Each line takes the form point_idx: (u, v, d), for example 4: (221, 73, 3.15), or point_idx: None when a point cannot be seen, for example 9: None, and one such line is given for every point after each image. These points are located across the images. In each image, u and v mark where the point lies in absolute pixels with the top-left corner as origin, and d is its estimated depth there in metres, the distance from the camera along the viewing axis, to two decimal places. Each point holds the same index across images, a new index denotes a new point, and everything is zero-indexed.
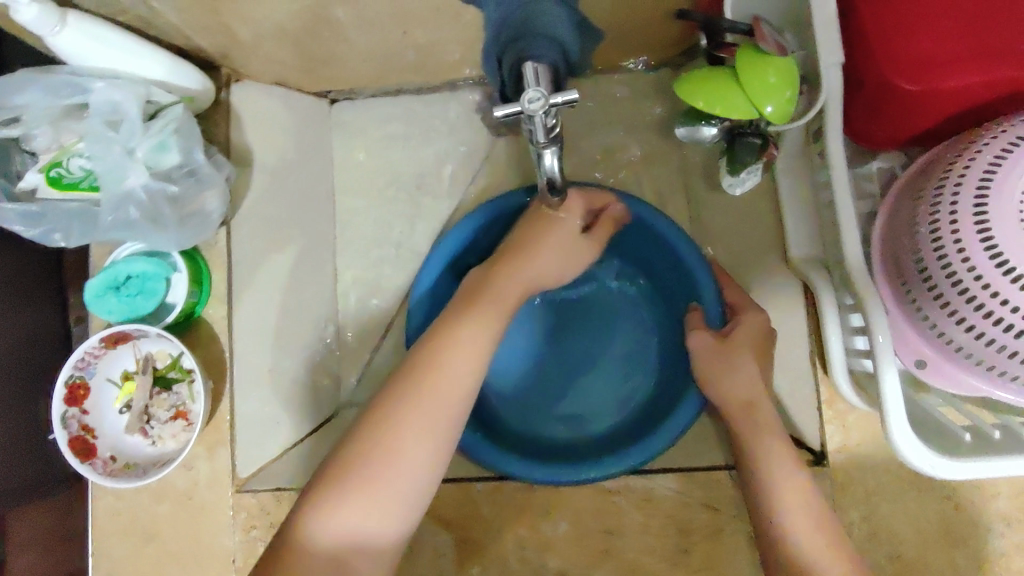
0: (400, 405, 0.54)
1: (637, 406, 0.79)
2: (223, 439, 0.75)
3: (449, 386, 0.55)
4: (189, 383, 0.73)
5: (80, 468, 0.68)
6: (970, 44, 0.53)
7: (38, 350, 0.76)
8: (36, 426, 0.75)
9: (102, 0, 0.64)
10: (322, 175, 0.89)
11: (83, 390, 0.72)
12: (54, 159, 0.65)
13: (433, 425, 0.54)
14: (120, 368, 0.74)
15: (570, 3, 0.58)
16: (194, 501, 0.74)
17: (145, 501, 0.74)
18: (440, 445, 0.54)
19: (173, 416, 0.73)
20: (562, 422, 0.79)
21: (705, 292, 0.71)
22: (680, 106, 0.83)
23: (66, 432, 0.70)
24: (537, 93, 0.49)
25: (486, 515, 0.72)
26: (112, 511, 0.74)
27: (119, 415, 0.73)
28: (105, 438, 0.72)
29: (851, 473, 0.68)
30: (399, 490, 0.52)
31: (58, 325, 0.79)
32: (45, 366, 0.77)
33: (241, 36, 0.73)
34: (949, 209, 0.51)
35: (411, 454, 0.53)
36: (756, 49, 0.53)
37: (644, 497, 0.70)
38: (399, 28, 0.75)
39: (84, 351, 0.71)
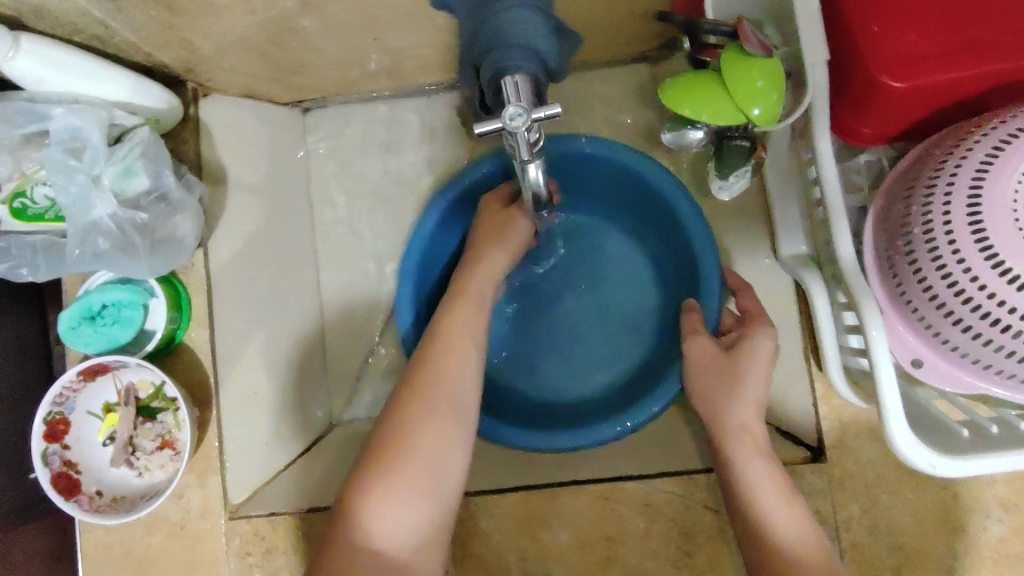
0: (413, 415, 0.56)
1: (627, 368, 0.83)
2: (212, 466, 0.72)
3: (448, 376, 0.58)
4: (174, 411, 0.71)
5: (65, 505, 0.66)
6: (955, 39, 0.53)
7: (16, 372, 0.73)
8: (19, 463, 0.73)
9: (55, 21, 0.60)
10: (299, 187, 0.87)
11: (64, 425, 0.70)
12: (19, 188, 0.63)
13: (443, 409, 0.57)
14: (102, 399, 0.72)
15: (546, 8, 0.56)
16: (187, 531, 0.72)
17: (137, 534, 0.72)
18: (454, 420, 0.57)
19: (159, 445, 0.71)
20: (567, 375, 0.84)
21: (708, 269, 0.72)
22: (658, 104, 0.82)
23: (48, 469, 0.68)
24: (518, 109, 0.48)
25: (486, 530, 0.71)
26: (104, 545, 0.72)
27: (104, 448, 0.71)
28: (89, 472, 0.70)
29: (849, 467, 0.68)
30: (430, 470, 0.54)
31: (40, 348, 0.76)
32: (27, 389, 0.74)
33: (204, 50, 0.70)
34: (941, 209, 0.50)
35: (428, 439, 0.55)
36: (741, 52, 0.53)
37: (644, 502, 0.69)
38: (369, 34, 0.73)
39: (62, 386, 0.69)
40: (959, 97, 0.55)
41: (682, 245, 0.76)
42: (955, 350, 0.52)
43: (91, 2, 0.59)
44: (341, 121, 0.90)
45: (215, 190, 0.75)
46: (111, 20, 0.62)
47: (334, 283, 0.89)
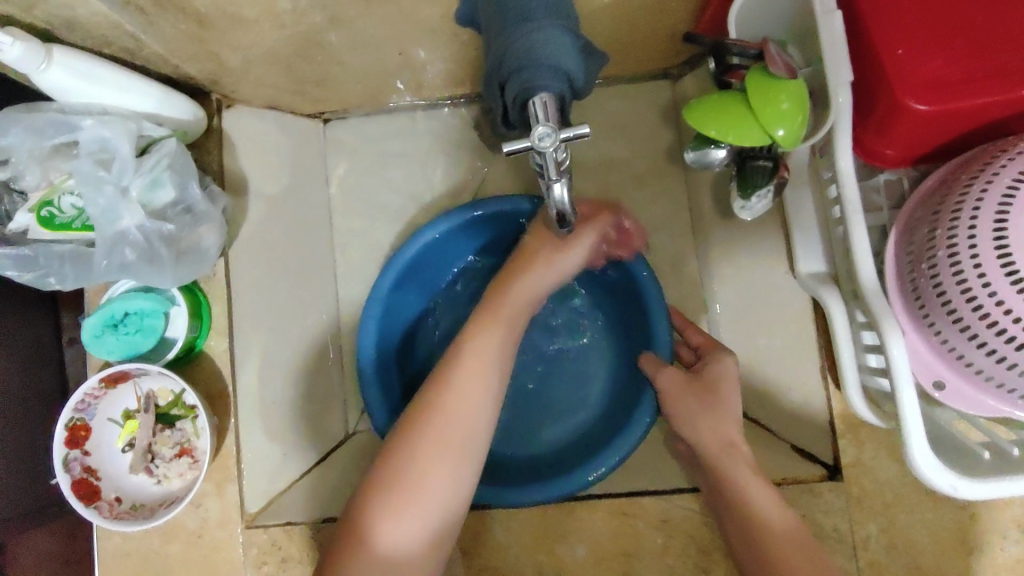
0: (433, 433, 0.57)
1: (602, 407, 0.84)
2: (231, 475, 0.72)
3: (479, 362, 0.61)
4: (193, 420, 0.72)
5: (86, 513, 0.67)
6: (981, 65, 0.53)
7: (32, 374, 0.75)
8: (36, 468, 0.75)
9: (87, 34, 0.61)
10: (318, 198, 0.89)
11: (85, 431, 0.70)
12: (45, 197, 0.63)
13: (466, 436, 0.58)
14: (122, 407, 0.72)
15: (573, 29, 0.57)
16: (204, 539, 0.72)
17: (155, 542, 0.73)
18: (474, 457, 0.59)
19: (177, 454, 0.72)
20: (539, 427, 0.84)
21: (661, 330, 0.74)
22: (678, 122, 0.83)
23: (68, 476, 0.68)
24: (547, 129, 0.48)
25: (502, 543, 0.71)
26: (120, 552, 0.73)
27: (123, 454, 0.72)
28: (109, 479, 0.71)
29: (867, 486, 0.68)
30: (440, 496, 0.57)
31: (52, 351, 0.78)
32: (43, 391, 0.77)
33: (231, 62, 0.71)
34: (967, 232, 0.50)
35: (438, 466, 0.57)
36: (766, 73, 0.53)
37: (663, 519, 0.70)
38: (395, 49, 0.73)
39: (85, 392, 0.69)
40: (983, 121, 0.56)
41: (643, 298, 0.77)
42: (978, 372, 0.52)
43: (124, 17, 0.59)
44: (362, 132, 0.91)
45: (238, 200, 0.76)
46: (142, 33, 0.62)
47: (352, 292, 0.90)
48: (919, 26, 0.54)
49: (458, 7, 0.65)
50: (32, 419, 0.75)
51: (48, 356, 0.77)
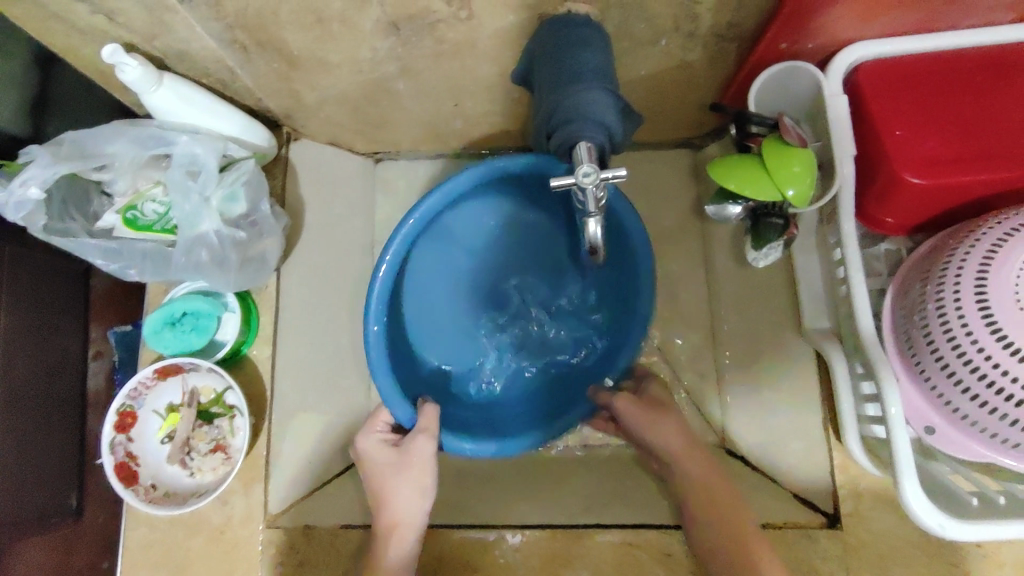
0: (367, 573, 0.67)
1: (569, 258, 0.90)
2: (259, 475, 0.77)
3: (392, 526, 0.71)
4: (231, 418, 0.77)
5: (125, 494, 0.71)
6: (970, 149, 0.62)
7: (57, 382, 0.94)
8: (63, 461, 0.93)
9: (191, 64, 0.71)
10: (364, 229, 0.97)
11: (132, 419, 0.75)
12: (131, 202, 0.71)
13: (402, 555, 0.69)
14: (166, 400, 0.78)
15: (615, 92, 0.65)
16: (227, 535, 0.75)
17: (179, 534, 0.76)
18: None
19: (212, 449, 0.77)
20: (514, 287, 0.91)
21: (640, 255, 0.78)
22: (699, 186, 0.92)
23: (112, 458, 0.73)
24: (591, 169, 0.55)
25: (510, 562, 0.74)
26: (145, 540, 0.76)
27: (162, 446, 0.76)
28: (147, 466, 0.75)
29: (863, 538, 0.71)
30: None
31: (78, 356, 0.98)
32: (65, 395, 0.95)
33: (306, 100, 0.80)
34: (953, 291, 0.56)
35: None
36: (781, 141, 0.61)
37: (662, 552, 0.73)
38: (450, 100, 0.83)
39: (137, 381, 0.75)
40: (973, 197, 0.64)
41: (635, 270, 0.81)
42: (965, 418, 0.57)
43: (228, 53, 0.69)
44: (408, 173, 1.00)
45: (295, 221, 0.84)
46: (238, 68, 0.72)
47: None
48: (915, 113, 0.63)
49: (512, 68, 0.74)
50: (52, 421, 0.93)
51: (75, 364, 0.98)
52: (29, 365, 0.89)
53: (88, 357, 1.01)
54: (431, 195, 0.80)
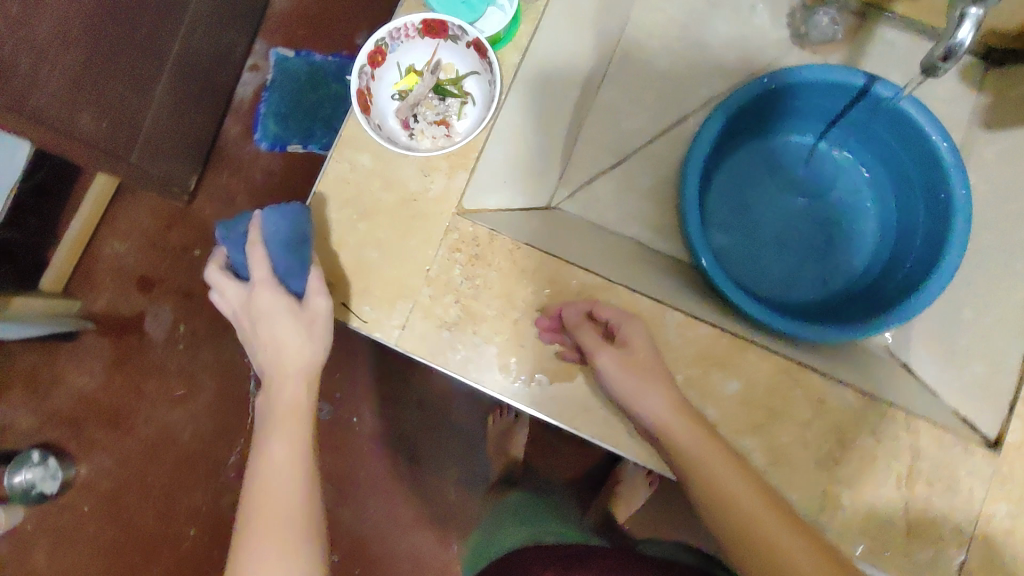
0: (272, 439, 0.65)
1: (856, 203, 0.94)
2: (467, 166, 0.76)
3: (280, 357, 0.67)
4: (462, 103, 0.79)
5: (365, 122, 0.72)
6: None
7: (223, 64, 1.41)
8: (192, 135, 1.39)
9: None
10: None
11: (380, 58, 0.74)
12: None
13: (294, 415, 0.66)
14: (411, 58, 0.77)
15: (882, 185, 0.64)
16: (418, 206, 0.76)
17: (375, 185, 0.76)
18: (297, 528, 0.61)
19: (437, 121, 0.79)
20: (838, 213, 0.94)
21: (957, 221, 0.76)
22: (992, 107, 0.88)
23: (359, 83, 0.73)
24: None
25: (670, 342, 0.73)
26: (340, 178, 0.76)
27: (393, 98, 0.77)
28: (376, 109, 0.76)
29: (1016, 469, 0.71)
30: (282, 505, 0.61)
31: (237, 40, 1.43)
32: (215, 72, 1.38)
33: None
34: None
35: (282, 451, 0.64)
36: None
37: (819, 398, 0.72)
38: None
39: (403, 24, 0.73)
40: None
41: (936, 195, 0.81)
42: None
43: None
44: None
45: None
46: None
47: (613, 93, 0.92)
48: None
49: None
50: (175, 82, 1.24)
51: (232, 58, 1.43)
52: (208, 30, 1.29)
53: (250, 69, 1.53)
54: (741, 200, 0.95)
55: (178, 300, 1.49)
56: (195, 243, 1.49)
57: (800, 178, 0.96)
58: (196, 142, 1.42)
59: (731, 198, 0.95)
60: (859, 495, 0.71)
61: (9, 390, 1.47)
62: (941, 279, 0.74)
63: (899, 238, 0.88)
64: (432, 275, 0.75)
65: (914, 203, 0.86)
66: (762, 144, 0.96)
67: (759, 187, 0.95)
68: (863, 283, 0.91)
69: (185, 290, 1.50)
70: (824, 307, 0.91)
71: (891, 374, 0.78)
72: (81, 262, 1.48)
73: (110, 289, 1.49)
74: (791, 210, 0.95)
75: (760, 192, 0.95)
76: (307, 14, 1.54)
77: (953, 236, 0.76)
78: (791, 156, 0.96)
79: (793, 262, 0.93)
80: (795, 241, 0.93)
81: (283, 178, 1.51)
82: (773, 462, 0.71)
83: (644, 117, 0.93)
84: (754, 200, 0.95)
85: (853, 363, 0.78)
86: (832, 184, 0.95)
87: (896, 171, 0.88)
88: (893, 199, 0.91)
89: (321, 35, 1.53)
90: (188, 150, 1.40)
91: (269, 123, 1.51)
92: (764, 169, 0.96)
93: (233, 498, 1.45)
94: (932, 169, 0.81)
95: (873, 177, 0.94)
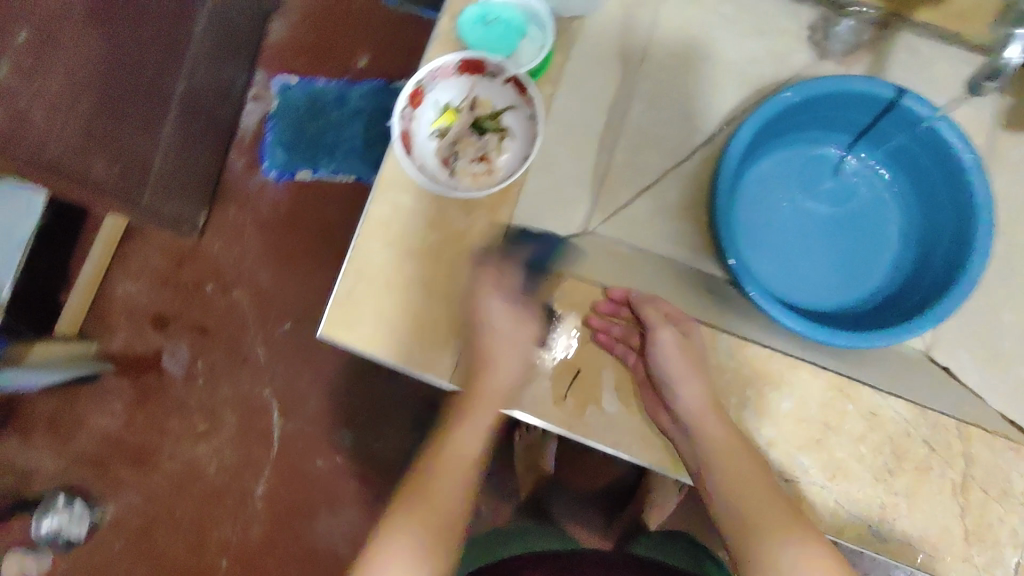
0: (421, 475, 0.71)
1: (877, 205, 0.96)
2: (509, 201, 0.77)
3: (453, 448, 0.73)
4: (502, 138, 0.78)
5: (406, 163, 0.73)
6: None
7: (227, 98, 1.40)
8: (200, 171, 1.37)
9: None
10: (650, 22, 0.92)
11: (419, 99, 0.76)
12: None
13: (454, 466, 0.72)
14: (448, 96, 0.78)
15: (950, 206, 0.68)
16: (463, 243, 0.76)
17: (418, 225, 0.76)
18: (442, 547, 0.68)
19: (478, 159, 0.78)
20: (861, 216, 0.96)
21: (982, 229, 0.78)
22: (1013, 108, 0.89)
23: (398, 125, 0.74)
24: None
25: (721, 364, 0.75)
26: (381, 219, 0.75)
27: (432, 137, 0.78)
28: (416, 148, 0.77)
29: None
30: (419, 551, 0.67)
31: (240, 73, 1.43)
32: (219, 107, 1.38)
33: None
34: None
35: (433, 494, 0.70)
36: None
37: (871, 411, 0.74)
38: None
39: (439, 64, 0.74)
40: None
41: (960, 201, 0.83)
42: None
43: None
44: None
45: None
46: None
47: (640, 115, 0.93)
48: None
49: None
50: (183, 119, 1.24)
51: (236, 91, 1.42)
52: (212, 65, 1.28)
53: (252, 97, 1.49)
54: (768, 210, 0.95)
55: (191, 336, 1.45)
56: (207, 277, 1.46)
57: (823, 183, 0.97)
58: (203, 178, 1.41)
59: (758, 208, 0.95)
60: (919, 507, 0.72)
61: (29, 436, 1.45)
62: (968, 283, 0.77)
63: (924, 240, 0.91)
64: (482, 311, 0.75)
65: (937, 207, 0.89)
66: (786, 152, 0.96)
67: (784, 194, 0.96)
68: (890, 283, 0.93)
69: (202, 325, 1.46)
70: (850, 313, 0.93)
71: (929, 377, 0.81)
72: (97, 304, 1.46)
73: (124, 326, 1.46)
74: (816, 216, 0.96)
75: (785, 200, 0.96)
76: (306, 41, 1.50)
77: (978, 242, 0.78)
78: (814, 161, 0.97)
79: (821, 267, 0.94)
80: (822, 246, 0.95)
81: (296, 207, 1.47)
82: (831, 477, 0.72)
83: (671, 137, 0.94)
84: (781, 208, 0.96)
85: (892, 368, 0.81)
86: (854, 188, 0.97)
87: (918, 175, 0.91)
88: (915, 200, 0.94)
89: (324, 60, 1.49)
90: (196, 187, 1.38)
91: (275, 151, 1.48)
92: (789, 176, 0.97)
93: (262, 531, 1.43)
94: (955, 176, 0.83)
95: (894, 180, 0.96)
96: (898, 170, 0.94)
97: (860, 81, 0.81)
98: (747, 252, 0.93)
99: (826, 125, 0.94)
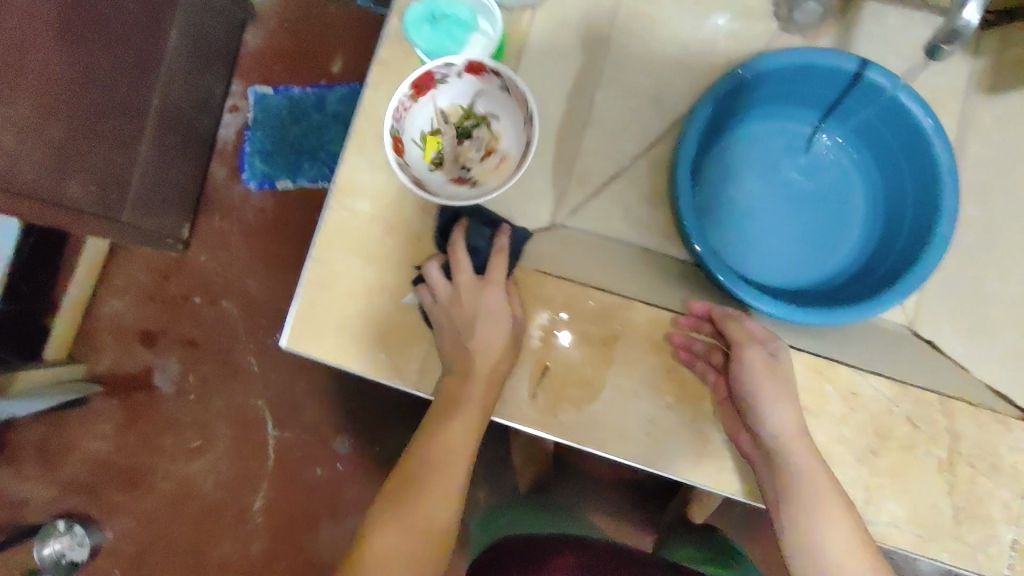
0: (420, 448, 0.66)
1: (844, 180, 0.94)
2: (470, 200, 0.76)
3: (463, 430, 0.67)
4: (489, 125, 0.76)
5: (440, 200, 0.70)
6: None
7: (206, 111, 1.39)
8: (182, 186, 1.37)
9: None
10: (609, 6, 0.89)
11: (400, 144, 0.73)
12: None
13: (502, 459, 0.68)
14: (419, 125, 0.75)
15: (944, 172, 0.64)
16: (425, 245, 0.75)
17: (379, 229, 0.75)
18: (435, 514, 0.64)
19: (485, 156, 0.77)
20: (827, 192, 0.94)
21: (947, 195, 0.76)
22: (991, 69, 0.85)
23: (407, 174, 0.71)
24: None
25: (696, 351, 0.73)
26: (342, 225, 0.75)
27: (434, 170, 0.76)
28: (435, 189, 0.74)
29: None
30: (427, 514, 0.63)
31: (218, 85, 1.42)
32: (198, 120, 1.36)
33: None
34: None
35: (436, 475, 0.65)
36: None
37: (852, 392, 0.71)
38: None
39: (398, 103, 0.71)
40: None
41: (923, 170, 0.81)
42: None
43: None
44: None
45: None
46: None
47: (605, 103, 0.91)
48: None
49: None
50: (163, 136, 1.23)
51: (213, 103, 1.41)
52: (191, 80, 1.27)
53: (228, 109, 1.47)
54: (734, 189, 0.93)
55: (179, 351, 1.45)
56: (193, 291, 1.45)
57: (789, 159, 0.95)
58: (187, 194, 1.40)
59: (723, 187, 0.93)
60: (905, 486, 0.70)
61: (26, 460, 1.46)
62: (934, 256, 0.75)
63: (890, 212, 0.89)
64: None
65: (901, 179, 0.86)
66: (750, 129, 0.94)
67: (750, 172, 0.94)
68: (858, 259, 0.91)
69: (189, 339, 1.45)
70: (820, 289, 0.90)
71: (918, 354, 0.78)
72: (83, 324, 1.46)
73: (113, 345, 1.46)
74: (782, 193, 0.94)
75: (751, 178, 0.94)
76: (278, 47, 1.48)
77: (942, 207, 0.76)
78: (779, 137, 0.95)
79: (789, 245, 0.92)
80: (789, 223, 0.93)
81: (276, 216, 1.46)
82: None
83: (637, 123, 0.92)
84: (747, 186, 0.93)
85: (872, 345, 0.78)
86: (820, 163, 0.95)
87: (882, 147, 0.88)
88: (881, 173, 0.91)
89: (295, 66, 1.47)
90: (180, 202, 1.38)
91: (255, 162, 1.46)
92: (753, 154, 0.94)
93: (262, 543, 1.43)
94: (916, 146, 0.81)
95: (860, 154, 0.93)
96: (860, 142, 0.92)
97: (814, 53, 0.79)
98: (716, 235, 0.91)
99: (790, 99, 0.91)
